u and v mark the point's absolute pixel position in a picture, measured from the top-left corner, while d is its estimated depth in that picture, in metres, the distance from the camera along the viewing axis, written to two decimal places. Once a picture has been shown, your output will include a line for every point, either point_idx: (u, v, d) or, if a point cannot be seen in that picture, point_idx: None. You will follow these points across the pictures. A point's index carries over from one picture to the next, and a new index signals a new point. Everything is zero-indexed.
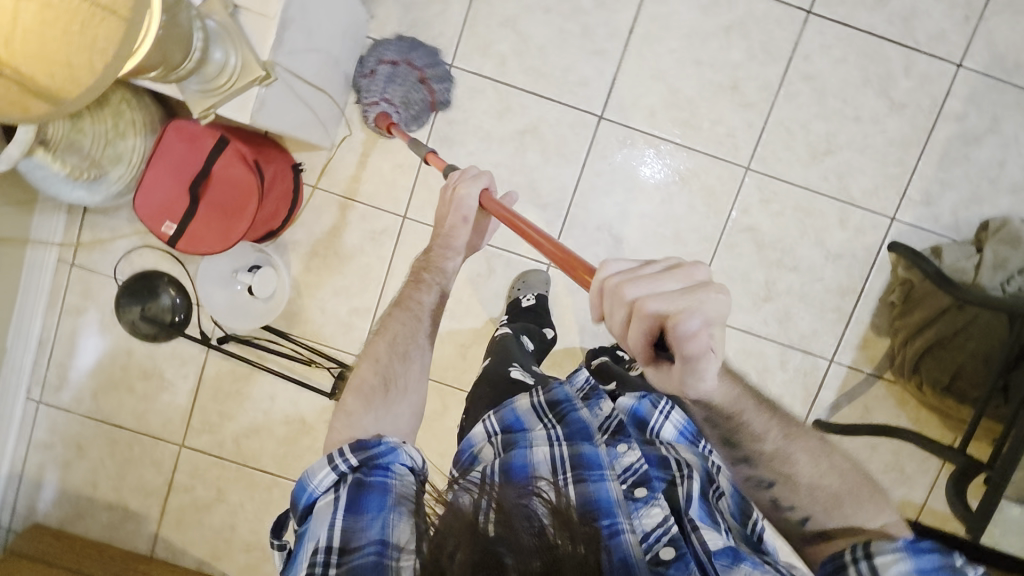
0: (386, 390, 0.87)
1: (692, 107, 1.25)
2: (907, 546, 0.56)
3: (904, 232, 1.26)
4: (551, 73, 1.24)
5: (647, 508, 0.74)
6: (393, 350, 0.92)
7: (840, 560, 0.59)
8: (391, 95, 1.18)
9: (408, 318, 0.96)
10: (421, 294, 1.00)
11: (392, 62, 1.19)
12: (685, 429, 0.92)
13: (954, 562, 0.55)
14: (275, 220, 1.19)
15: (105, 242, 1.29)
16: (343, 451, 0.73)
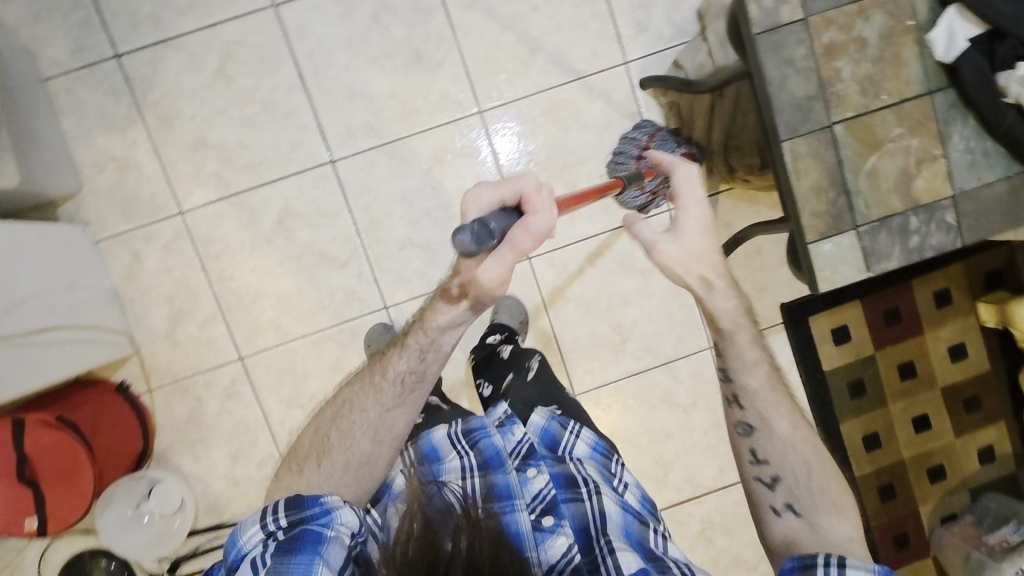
0: (319, 463, 0.79)
1: (399, 98, 1.26)
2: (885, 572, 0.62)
3: (643, 66, 1.28)
4: (266, 157, 1.25)
5: (553, 537, 0.78)
6: (335, 420, 0.84)
7: (809, 559, 0.65)
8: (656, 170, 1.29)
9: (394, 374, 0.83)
10: (424, 334, 0.83)
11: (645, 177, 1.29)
12: (596, 446, 0.98)
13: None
14: (131, 443, 1.21)
15: (17, 561, 1.28)
16: (275, 511, 0.68)
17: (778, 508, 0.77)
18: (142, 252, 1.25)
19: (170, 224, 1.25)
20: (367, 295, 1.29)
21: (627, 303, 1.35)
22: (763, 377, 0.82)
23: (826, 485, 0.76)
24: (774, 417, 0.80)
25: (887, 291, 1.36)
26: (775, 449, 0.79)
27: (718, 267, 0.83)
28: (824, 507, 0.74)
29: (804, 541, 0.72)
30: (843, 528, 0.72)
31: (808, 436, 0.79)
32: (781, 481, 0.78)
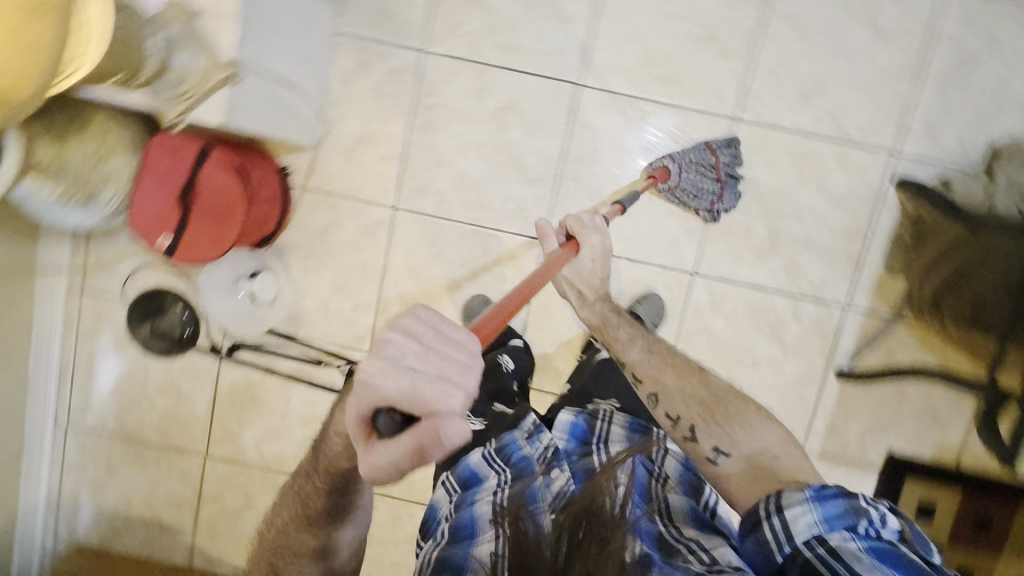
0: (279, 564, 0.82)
1: (672, 63, 1.21)
2: (813, 496, 0.69)
3: (910, 165, 1.21)
4: (524, 46, 1.22)
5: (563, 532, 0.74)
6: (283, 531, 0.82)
7: (757, 515, 0.72)
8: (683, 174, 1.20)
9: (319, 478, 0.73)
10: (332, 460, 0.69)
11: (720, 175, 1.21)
12: (631, 425, 1.02)
13: (856, 503, 0.68)
14: (267, 224, 1.22)
15: (111, 264, 1.32)
16: None
17: (713, 458, 0.90)
18: (368, 65, 1.24)
19: (406, 56, 1.24)
20: (533, 219, 1.28)
21: (753, 365, 1.29)
22: (675, 377, 1.01)
23: (729, 416, 0.94)
24: (662, 374, 1.01)
25: (993, 502, 1.26)
26: (678, 405, 0.96)
27: (595, 286, 1.12)
28: (738, 436, 0.91)
29: (744, 474, 0.86)
30: (763, 444, 0.90)
31: (694, 382, 1.00)
32: (698, 430, 0.93)
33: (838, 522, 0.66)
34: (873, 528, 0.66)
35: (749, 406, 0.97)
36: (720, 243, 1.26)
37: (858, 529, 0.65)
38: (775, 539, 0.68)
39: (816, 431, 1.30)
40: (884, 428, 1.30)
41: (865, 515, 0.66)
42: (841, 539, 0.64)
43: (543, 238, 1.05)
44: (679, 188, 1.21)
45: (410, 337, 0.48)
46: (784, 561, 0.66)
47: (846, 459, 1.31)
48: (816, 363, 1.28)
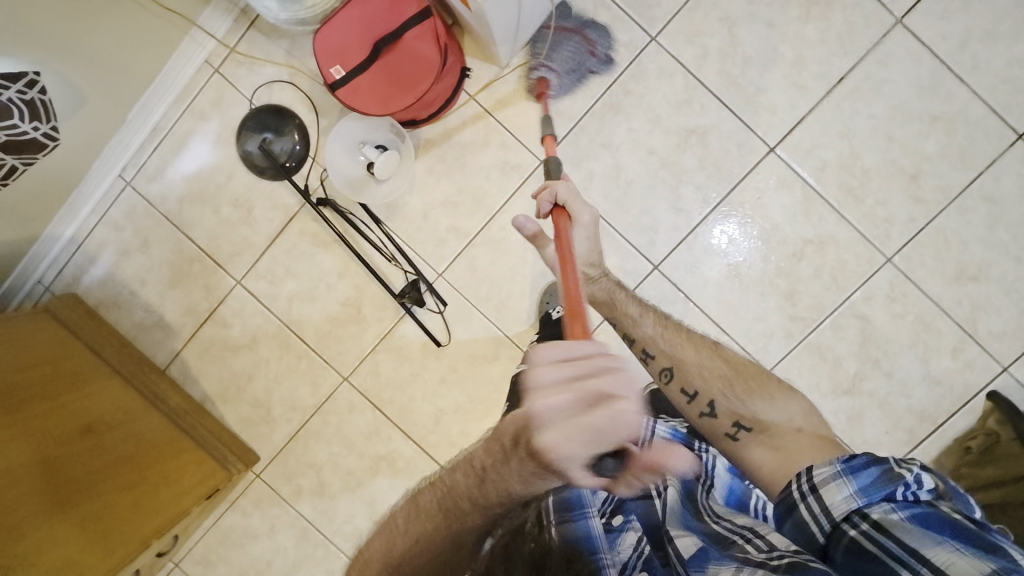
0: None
1: (863, 178, 1.20)
2: (845, 468, 0.72)
3: (1011, 387, 1.22)
4: (744, 87, 1.20)
5: (621, 535, 0.83)
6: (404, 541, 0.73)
7: (790, 497, 0.75)
8: (561, 68, 1.20)
9: (431, 513, 0.72)
10: (456, 492, 0.68)
11: (577, 32, 1.20)
12: (672, 432, 0.99)
13: (889, 472, 0.71)
14: (427, 111, 1.18)
15: (256, 62, 1.27)
16: None
17: (734, 432, 0.90)
18: (595, 21, 1.21)
19: (634, 33, 1.21)
20: (658, 242, 1.25)
21: None
22: (690, 351, 1.00)
23: (750, 388, 0.94)
24: (679, 347, 1.00)
25: None
26: (697, 380, 0.95)
27: (596, 264, 1.07)
28: (757, 405, 0.91)
29: (770, 453, 0.85)
30: (785, 416, 0.89)
31: (710, 355, 0.99)
32: (718, 405, 0.93)
33: (875, 492, 0.70)
34: (910, 493, 0.69)
35: (766, 375, 0.96)
36: (808, 359, 1.25)
37: (897, 497, 0.68)
38: (814, 519, 0.71)
39: None
40: None
41: (901, 482, 0.69)
42: (882, 511, 0.67)
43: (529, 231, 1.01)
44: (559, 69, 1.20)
45: (570, 373, 0.53)
46: (826, 541, 0.70)
47: None
48: None
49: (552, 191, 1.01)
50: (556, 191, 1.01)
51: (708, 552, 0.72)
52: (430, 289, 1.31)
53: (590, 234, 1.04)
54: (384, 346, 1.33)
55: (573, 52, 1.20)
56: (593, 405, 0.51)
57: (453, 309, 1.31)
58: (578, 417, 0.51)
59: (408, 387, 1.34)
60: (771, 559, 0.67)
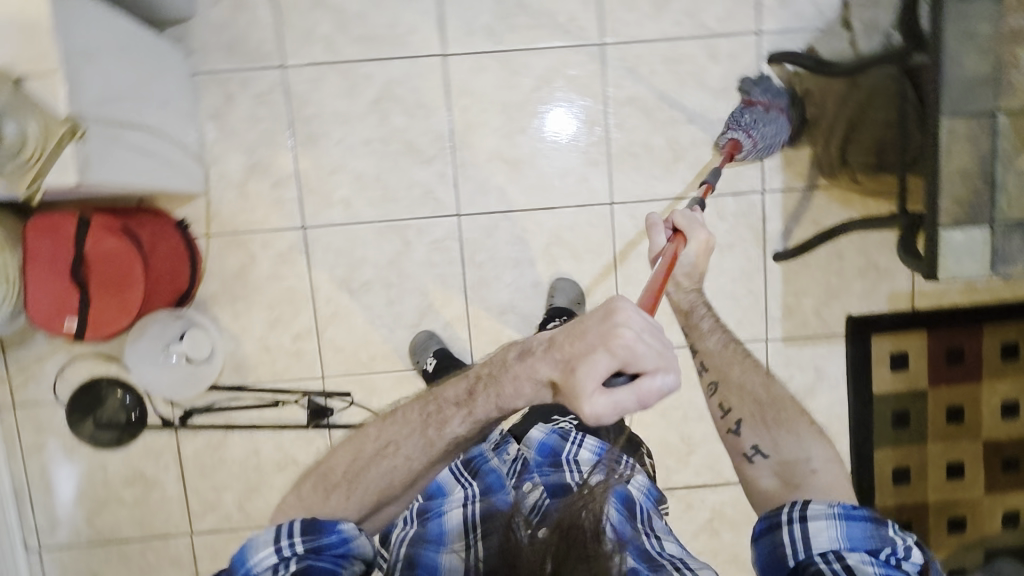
0: (350, 493, 0.83)
1: (525, 8, 1.23)
2: (841, 513, 0.76)
3: (776, 40, 1.23)
4: (380, 34, 1.22)
5: None
6: (377, 451, 0.83)
7: (776, 517, 0.78)
8: (756, 128, 1.18)
9: (413, 418, 0.82)
10: (444, 403, 0.80)
11: (766, 104, 1.19)
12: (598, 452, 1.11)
13: (883, 531, 0.75)
14: (179, 280, 1.19)
15: (36, 370, 1.27)
16: (292, 533, 0.77)
17: (751, 453, 0.88)
18: (234, 97, 1.23)
19: (269, 76, 1.23)
20: (441, 197, 1.27)
21: None
22: (759, 382, 0.94)
23: (780, 418, 0.89)
24: (727, 369, 0.97)
25: (956, 331, 1.32)
26: (734, 397, 0.93)
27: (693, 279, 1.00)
28: (784, 441, 0.87)
29: (776, 482, 0.85)
30: (805, 457, 0.85)
31: (761, 381, 0.94)
32: (745, 424, 0.90)
33: (859, 541, 0.74)
34: (893, 556, 0.73)
35: (804, 415, 0.90)
36: (627, 167, 1.27)
37: (880, 555, 0.73)
38: (789, 544, 0.76)
39: (773, 318, 1.32)
40: (836, 293, 1.32)
41: (890, 543, 0.74)
42: (858, 558, 0.72)
43: (649, 233, 0.98)
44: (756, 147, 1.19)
45: (635, 315, 0.62)
46: (795, 566, 0.75)
47: (812, 335, 1.33)
48: (753, 254, 1.30)
49: (677, 220, 0.97)
50: (689, 222, 0.96)
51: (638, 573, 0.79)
52: (327, 395, 1.31)
53: (700, 267, 0.98)
54: None
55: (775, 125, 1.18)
56: (631, 338, 0.60)
57: (358, 390, 1.31)
58: (610, 339, 0.61)
59: None
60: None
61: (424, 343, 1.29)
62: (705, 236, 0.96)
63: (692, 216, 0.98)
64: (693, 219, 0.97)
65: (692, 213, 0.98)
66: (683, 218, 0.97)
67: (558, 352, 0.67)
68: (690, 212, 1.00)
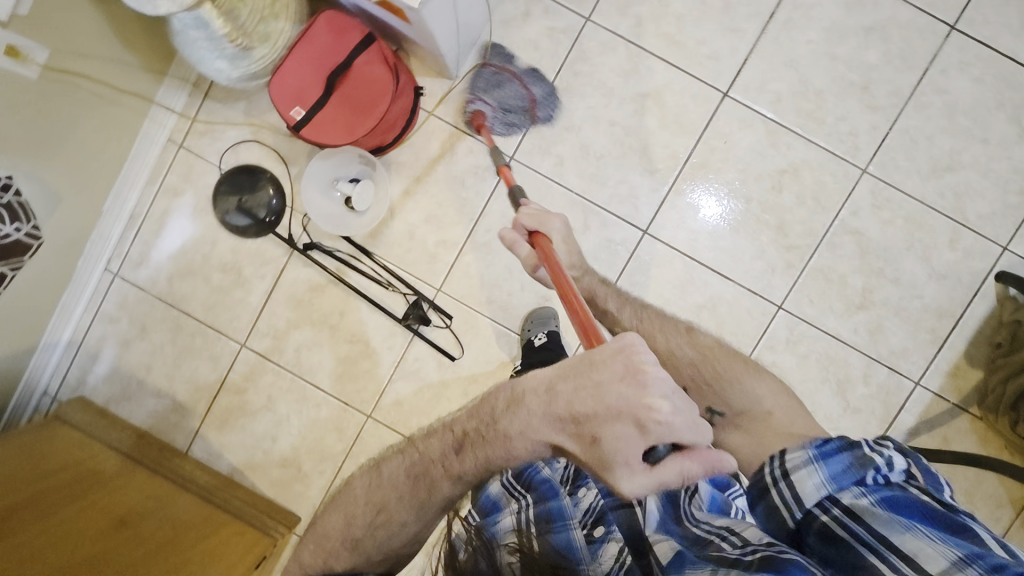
0: (355, 549, 0.80)
1: (818, 99, 1.24)
2: (817, 454, 0.69)
3: (1014, 262, 1.23)
4: (684, 44, 1.25)
5: (604, 545, 0.81)
6: (376, 514, 0.80)
7: (762, 483, 0.71)
8: (495, 99, 1.26)
9: (402, 480, 0.80)
10: (435, 458, 0.77)
11: (509, 72, 1.26)
12: None
13: (859, 452, 0.68)
14: (391, 135, 1.21)
15: (218, 130, 1.31)
16: None
17: (709, 419, 0.90)
18: (531, 17, 1.26)
19: (571, 19, 1.26)
20: (640, 207, 1.28)
21: (810, 414, 1.28)
22: (682, 342, 0.96)
23: (719, 373, 0.92)
24: (654, 335, 0.97)
25: None
26: (671, 372, 0.94)
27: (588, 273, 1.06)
28: (730, 394, 0.90)
29: (742, 436, 0.86)
30: (758, 399, 0.89)
31: (683, 342, 0.96)
32: (691, 395, 0.93)
33: (845, 478, 0.66)
34: (881, 476, 0.66)
35: (736, 358, 0.95)
36: (813, 285, 1.27)
37: (867, 481, 0.65)
38: (784, 504, 0.67)
39: None
40: None
41: (872, 464, 0.66)
42: (852, 497, 0.64)
43: (514, 247, 1.00)
44: (501, 112, 1.26)
45: (660, 377, 0.60)
46: (797, 526, 0.66)
47: None
48: (872, 431, 1.27)
49: (525, 219, 1.00)
50: (531, 213, 1.00)
51: (684, 556, 0.67)
52: (432, 306, 1.31)
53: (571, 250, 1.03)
54: (401, 374, 1.33)
55: (490, 81, 1.26)
56: (664, 411, 0.59)
57: (460, 319, 1.32)
58: (642, 410, 0.59)
59: (434, 409, 1.33)
60: (744, 555, 0.61)
61: (542, 320, 1.29)
62: (560, 230, 1.00)
63: (533, 210, 1.01)
64: (532, 209, 1.01)
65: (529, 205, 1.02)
66: (532, 213, 1.00)
67: (568, 421, 0.63)
68: (538, 206, 1.02)
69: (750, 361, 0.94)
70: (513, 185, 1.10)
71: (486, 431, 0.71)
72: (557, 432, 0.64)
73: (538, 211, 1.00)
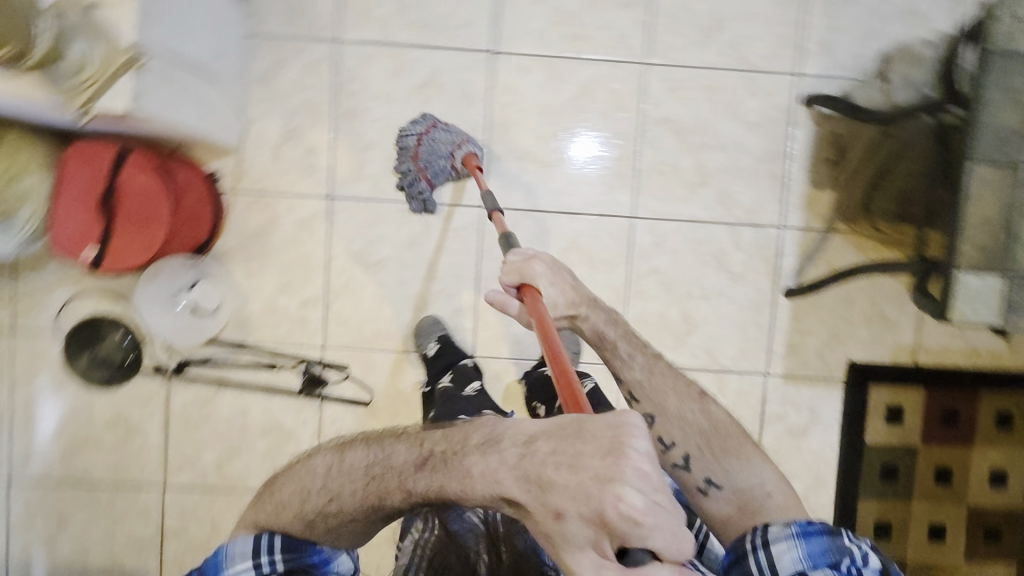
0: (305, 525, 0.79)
1: (576, 19, 1.27)
2: (798, 532, 0.81)
3: (815, 83, 1.28)
4: (433, 24, 1.26)
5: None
6: (328, 497, 0.78)
7: (745, 547, 0.84)
8: (432, 147, 1.19)
9: (358, 475, 0.77)
10: (395, 467, 0.75)
11: (408, 144, 1.21)
12: None
13: (838, 542, 0.79)
14: (200, 229, 1.20)
15: (42, 300, 1.26)
16: (271, 549, 0.79)
17: (703, 487, 0.94)
18: (284, 62, 1.26)
19: (321, 47, 1.26)
20: (468, 187, 1.29)
21: (705, 298, 1.32)
22: (678, 403, 0.99)
23: (727, 447, 0.96)
24: (665, 398, 0.99)
25: (954, 392, 1.34)
26: (675, 433, 0.97)
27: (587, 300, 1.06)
28: (732, 469, 0.94)
29: (732, 509, 0.91)
30: (757, 481, 0.93)
31: (698, 410, 0.99)
32: (693, 458, 0.95)
33: (821, 558, 0.78)
34: (854, 565, 0.77)
35: (747, 438, 0.99)
36: (653, 184, 1.30)
37: (840, 567, 0.77)
38: (760, 570, 0.80)
39: (776, 352, 1.33)
40: (839, 337, 1.34)
41: (848, 554, 0.78)
42: None
43: (501, 303, 1.03)
44: (442, 143, 1.19)
45: (643, 471, 0.54)
46: None
47: (811, 376, 1.34)
48: (764, 287, 1.32)
49: (507, 275, 0.98)
50: (529, 254, 1.00)
51: None
52: (324, 365, 1.30)
53: (559, 287, 1.01)
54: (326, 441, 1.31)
55: (425, 144, 1.19)
56: (637, 503, 0.52)
57: (356, 365, 1.31)
58: (610, 502, 0.53)
59: None
60: None
61: (431, 329, 1.29)
62: (547, 274, 0.99)
63: (517, 257, 0.99)
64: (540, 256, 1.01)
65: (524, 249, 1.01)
66: (512, 266, 0.98)
67: (533, 478, 0.59)
68: (522, 249, 1.01)
69: (760, 451, 0.98)
70: (505, 232, 1.05)
71: (454, 458, 0.69)
72: (521, 487, 0.60)
73: (525, 256, 0.99)
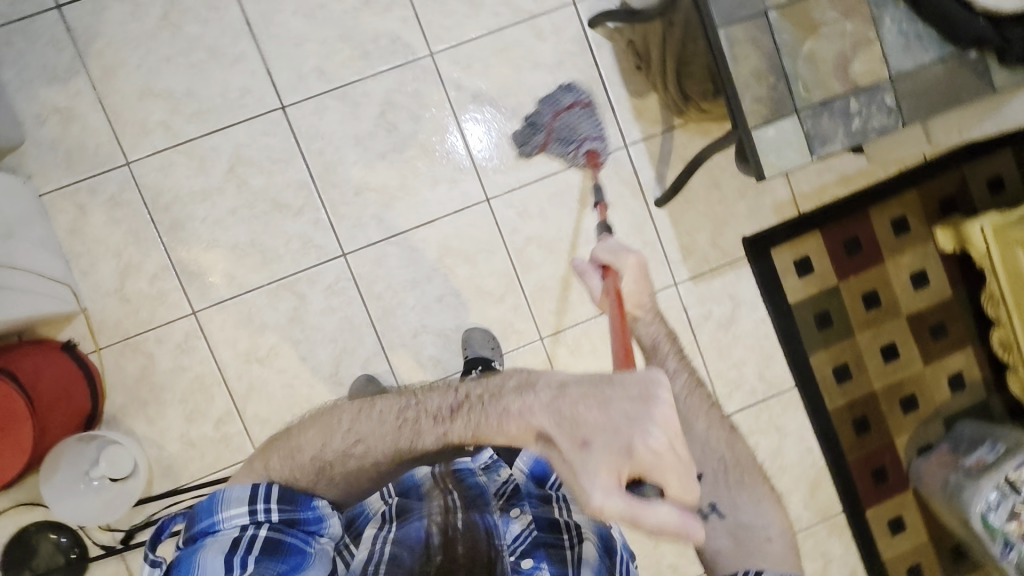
0: (317, 473, 0.74)
1: (346, 41, 1.25)
2: None
3: (593, 4, 1.29)
4: (213, 106, 1.23)
5: None
6: (349, 441, 0.76)
7: None
8: (564, 134, 1.26)
9: (389, 417, 0.77)
10: (429, 411, 0.76)
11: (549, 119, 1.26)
12: None
13: None
14: (77, 402, 1.15)
15: None
16: (268, 500, 0.70)
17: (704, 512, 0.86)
18: (88, 206, 1.21)
19: (117, 176, 1.21)
20: (322, 242, 1.26)
21: (589, 242, 1.32)
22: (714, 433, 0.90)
23: (742, 482, 0.88)
24: (694, 420, 0.90)
25: (845, 221, 1.37)
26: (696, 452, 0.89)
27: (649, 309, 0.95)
28: (739, 502, 0.87)
29: (728, 541, 0.83)
30: (760, 525, 0.85)
31: (727, 438, 0.90)
32: (705, 485, 0.88)
33: None
34: None
35: (762, 480, 0.90)
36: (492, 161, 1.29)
37: None
38: None
39: (674, 261, 1.35)
40: (724, 220, 1.36)
41: None
42: None
43: (583, 278, 0.94)
44: (582, 130, 1.26)
45: (673, 414, 0.58)
46: None
47: (715, 267, 1.36)
48: (636, 207, 1.33)
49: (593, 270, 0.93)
50: (618, 250, 0.92)
51: None
52: None
53: (640, 295, 0.93)
54: None
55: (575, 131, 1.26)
56: (659, 443, 0.57)
57: None
58: (637, 436, 0.57)
59: None
60: None
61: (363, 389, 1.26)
62: (635, 278, 0.91)
63: (614, 245, 0.93)
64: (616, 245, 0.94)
65: (611, 242, 0.95)
66: (604, 259, 0.92)
67: (565, 412, 0.63)
68: (613, 241, 0.95)
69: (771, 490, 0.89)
70: (604, 222, 1.10)
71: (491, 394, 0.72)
72: (554, 420, 0.64)
73: (614, 251, 0.92)
